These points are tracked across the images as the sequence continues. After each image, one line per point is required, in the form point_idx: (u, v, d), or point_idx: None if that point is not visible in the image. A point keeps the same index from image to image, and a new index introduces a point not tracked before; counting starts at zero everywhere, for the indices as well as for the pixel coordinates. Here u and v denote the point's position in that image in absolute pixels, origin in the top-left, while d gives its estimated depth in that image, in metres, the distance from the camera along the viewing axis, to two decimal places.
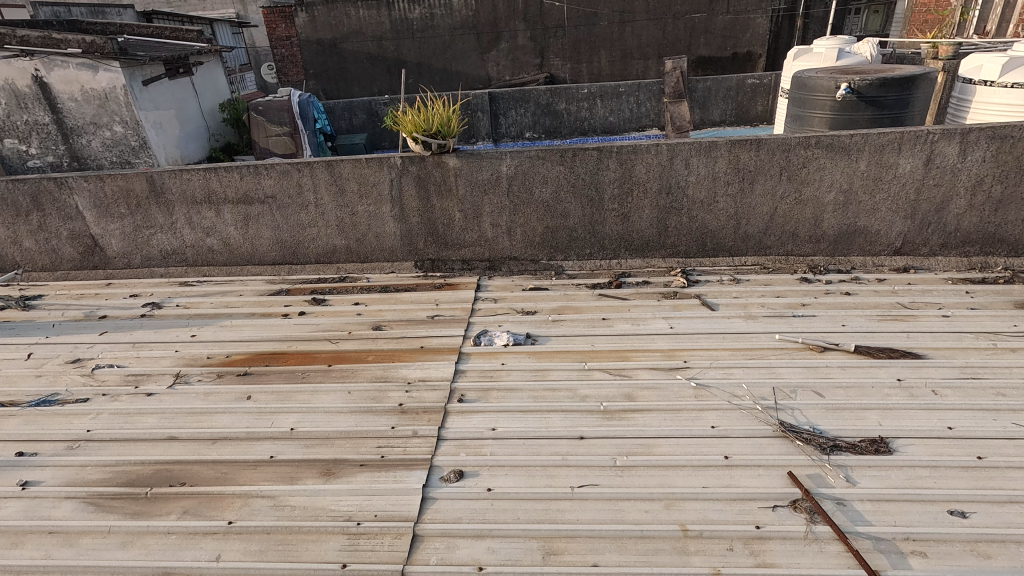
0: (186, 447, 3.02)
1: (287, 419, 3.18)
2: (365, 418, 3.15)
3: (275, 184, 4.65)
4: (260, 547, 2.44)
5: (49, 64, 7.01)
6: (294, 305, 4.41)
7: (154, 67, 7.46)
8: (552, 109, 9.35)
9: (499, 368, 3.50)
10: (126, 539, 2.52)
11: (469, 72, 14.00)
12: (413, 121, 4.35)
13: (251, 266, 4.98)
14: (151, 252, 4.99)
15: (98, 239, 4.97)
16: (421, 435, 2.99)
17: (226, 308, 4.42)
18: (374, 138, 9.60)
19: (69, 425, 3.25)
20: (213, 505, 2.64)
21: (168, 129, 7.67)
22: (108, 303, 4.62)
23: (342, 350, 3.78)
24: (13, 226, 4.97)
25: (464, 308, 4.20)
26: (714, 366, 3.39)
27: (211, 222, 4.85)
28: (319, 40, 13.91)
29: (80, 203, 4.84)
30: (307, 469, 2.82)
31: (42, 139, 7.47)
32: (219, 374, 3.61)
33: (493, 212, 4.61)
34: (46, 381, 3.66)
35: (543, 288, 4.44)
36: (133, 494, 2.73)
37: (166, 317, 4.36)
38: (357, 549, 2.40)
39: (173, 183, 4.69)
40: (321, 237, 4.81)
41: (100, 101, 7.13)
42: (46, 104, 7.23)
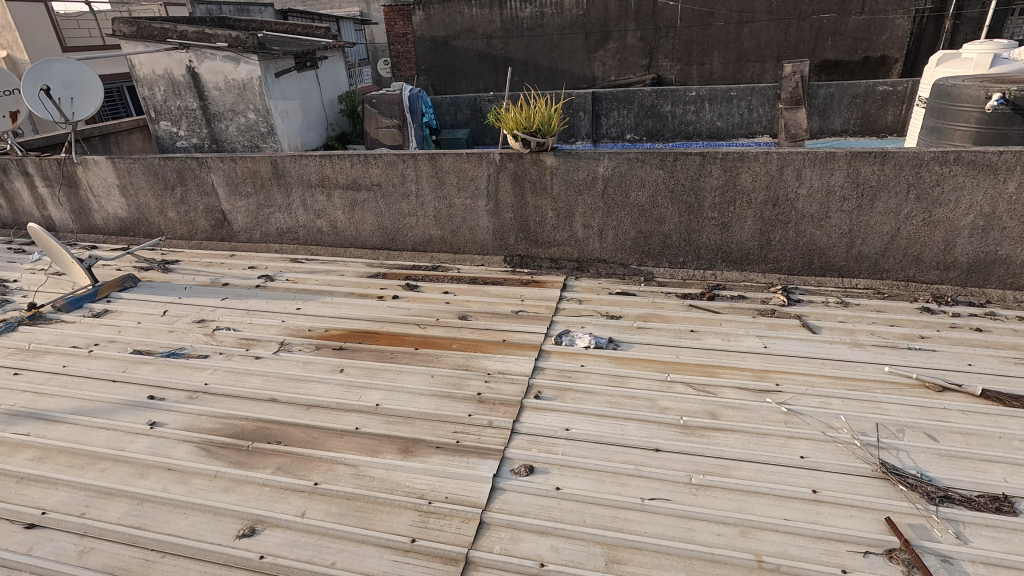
0: (285, 409, 3.31)
1: (374, 395, 3.38)
2: (445, 403, 3.27)
3: (381, 174, 4.92)
4: (339, 511, 2.61)
5: (200, 56, 7.83)
6: (389, 288, 4.67)
7: (286, 60, 8.16)
8: (656, 111, 9.10)
9: (578, 370, 3.49)
10: (229, 484, 2.80)
11: (575, 71, 13.97)
12: (515, 119, 4.42)
13: (354, 248, 5.32)
14: (269, 230, 5.48)
15: (227, 214, 5.53)
16: (496, 426, 3.06)
17: (329, 286, 4.76)
18: (476, 134, 9.96)
19: (191, 377, 3.66)
20: (304, 466, 2.87)
21: (292, 118, 8.38)
22: (230, 273, 5.14)
23: (430, 336, 3.94)
24: (161, 198, 5.65)
25: (549, 306, 4.23)
26: (810, 393, 3.16)
27: (322, 205, 5.23)
28: (433, 37, 14.50)
29: (215, 181, 5.40)
30: (387, 444, 2.98)
31: (190, 123, 8.36)
32: (318, 346, 3.91)
33: (586, 212, 4.58)
34: (176, 337, 4.14)
35: (630, 294, 4.36)
36: (237, 445, 3.04)
37: (277, 290, 4.77)
38: (426, 526, 2.51)
39: (293, 167, 5.12)
40: (419, 226, 5.04)
41: (239, 91, 7.89)
42: (195, 92, 8.09)
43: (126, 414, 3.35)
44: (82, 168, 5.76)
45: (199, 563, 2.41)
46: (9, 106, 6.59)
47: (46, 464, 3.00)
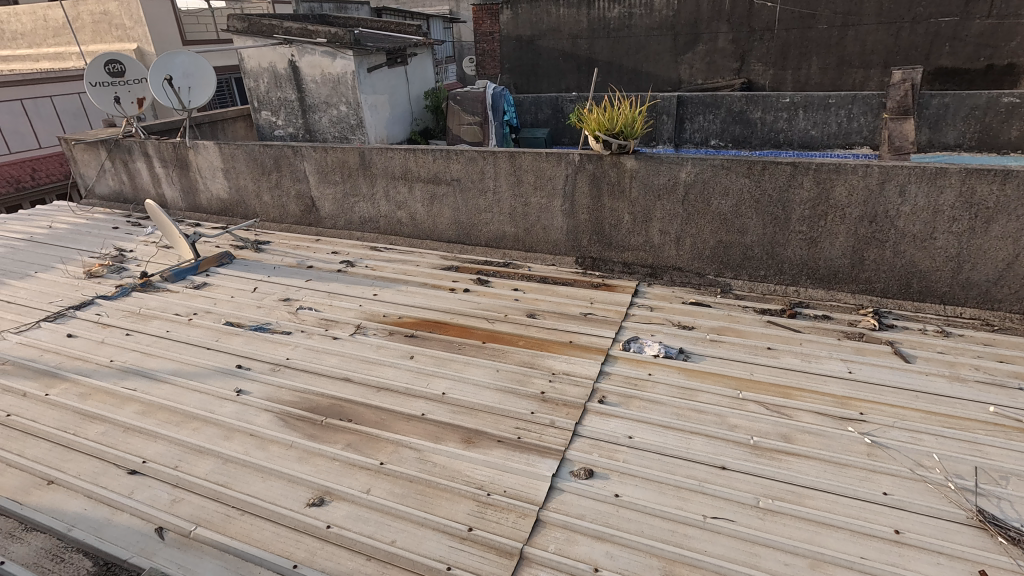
0: (357, 389, 3.47)
1: (441, 383, 3.47)
2: (508, 398, 3.31)
3: (461, 169, 5.03)
4: (402, 492, 2.71)
5: (302, 51, 8.30)
6: (461, 281, 4.78)
7: (379, 56, 8.51)
8: (745, 117, 8.73)
9: (645, 378, 3.42)
10: (303, 455, 2.98)
11: (660, 73, 13.65)
12: (598, 120, 4.37)
13: (430, 240, 5.49)
14: (353, 218, 5.76)
15: (315, 200, 5.85)
16: (558, 426, 3.06)
17: (404, 275, 4.94)
18: (555, 134, 9.98)
19: (275, 351, 3.92)
20: (371, 445, 3.00)
21: (380, 112, 8.75)
22: (315, 256, 5.45)
23: (497, 331, 4.00)
24: (259, 183, 6.07)
25: (618, 311, 4.17)
26: (898, 426, 2.93)
27: (403, 197, 5.42)
28: (519, 36, 14.63)
29: (307, 169, 5.73)
30: (451, 433, 3.06)
31: (287, 113, 8.89)
32: (390, 332, 4.07)
33: (664, 218, 4.47)
34: (264, 312, 4.45)
35: (705, 305, 4.23)
36: (313, 419, 3.23)
37: (356, 275, 5.00)
38: (483, 517, 2.55)
39: (379, 159, 5.34)
40: (494, 222, 5.12)
41: (333, 84, 8.31)
42: (294, 84, 8.58)
43: (217, 379, 3.64)
44: (193, 151, 6.28)
45: (273, 525, 2.58)
46: (137, 93, 7.28)
47: (148, 418, 3.31)
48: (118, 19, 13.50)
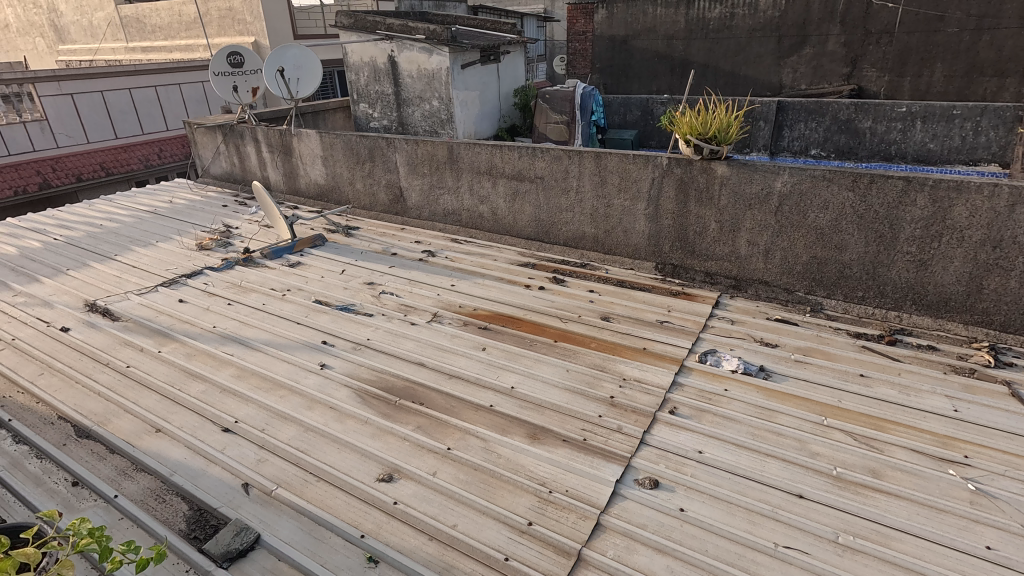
0: (430, 375, 3.59)
1: (510, 377, 3.51)
2: (577, 399, 3.29)
3: (545, 167, 5.05)
4: (466, 479, 2.78)
5: (401, 46, 8.62)
6: (537, 279, 4.81)
7: (473, 53, 8.71)
8: (852, 126, 8.13)
9: (721, 394, 3.29)
10: (376, 432, 3.12)
11: (760, 77, 12.99)
12: (690, 123, 4.22)
13: (510, 236, 5.57)
14: (437, 209, 5.94)
15: (403, 191, 6.09)
16: (625, 432, 3.02)
17: (482, 269, 5.04)
18: (642, 136, 9.79)
19: (357, 331, 4.13)
20: (440, 430, 3.10)
21: (470, 108, 8.95)
22: (399, 244, 5.68)
23: (570, 331, 3.99)
24: (353, 171, 6.41)
25: (697, 322, 4.04)
26: (1009, 476, 2.64)
27: (487, 192, 5.53)
28: (612, 36, 14.43)
29: (398, 160, 5.97)
30: (517, 427, 3.09)
31: (382, 106, 9.26)
32: (465, 323, 4.17)
33: (754, 229, 4.27)
34: (350, 294, 4.70)
35: (791, 323, 4.00)
36: (387, 399, 3.38)
37: (436, 265, 5.16)
38: (543, 513, 2.57)
39: (466, 154, 5.47)
40: (574, 222, 5.11)
41: (428, 80, 8.59)
42: (392, 78, 8.93)
43: (304, 353, 3.89)
44: (297, 139, 6.72)
45: (344, 494, 2.73)
46: (252, 83, 7.88)
47: (242, 382, 3.60)
48: (241, 15, 14.67)
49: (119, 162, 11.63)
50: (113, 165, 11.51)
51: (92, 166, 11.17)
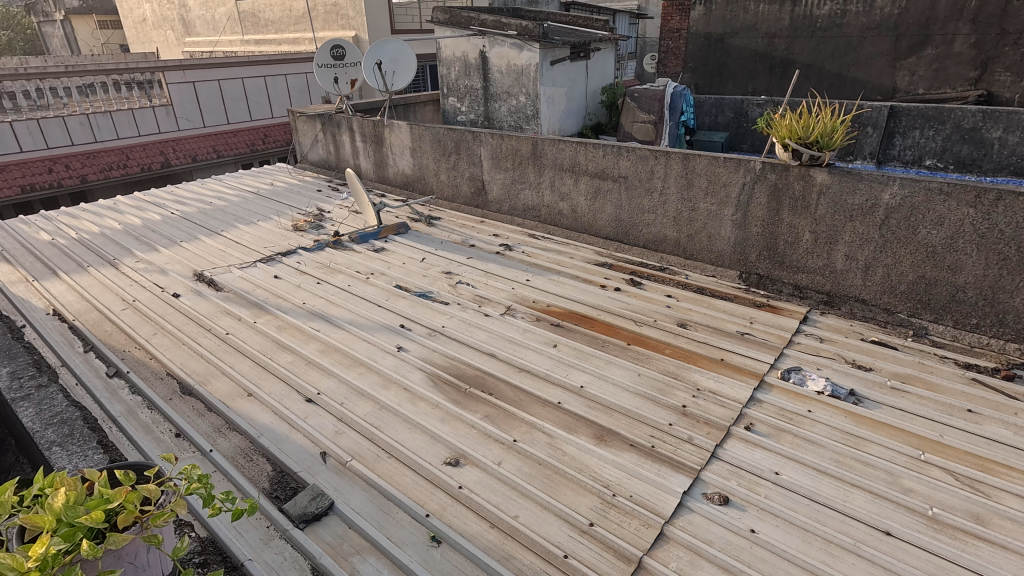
0: (500, 367, 3.64)
1: (580, 376, 3.49)
2: (647, 404, 3.22)
3: (630, 167, 4.95)
4: (530, 473, 2.80)
5: (493, 42, 8.75)
6: (613, 280, 4.74)
7: (563, 50, 8.68)
8: (977, 136, 7.36)
9: (803, 415, 3.11)
10: (445, 417, 3.21)
11: (871, 80, 12.03)
12: (789, 127, 4.01)
13: (588, 234, 5.52)
14: (517, 204, 6.00)
15: (486, 184, 6.19)
16: (696, 444, 2.92)
17: (557, 265, 5.04)
18: (734, 139, 9.36)
19: (433, 318, 4.26)
20: (507, 422, 3.14)
21: (556, 104, 8.94)
22: (478, 236, 5.79)
23: (644, 334, 3.91)
24: (439, 163, 6.59)
25: (781, 336, 3.83)
26: None
27: (568, 190, 5.51)
28: (708, 33, 13.89)
29: (483, 154, 6.07)
30: (584, 427, 3.08)
31: (470, 100, 9.44)
32: (538, 318, 4.19)
33: (853, 242, 3.98)
34: (428, 281, 4.85)
35: (890, 346, 3.70)
36: (458, 386, 3.47)
37: (513, 259, 5.21)
38: (606, 516, 2.54)
39: (550, 150, 5.47)
40: (656, 225, 4.99)
41: (517, 76, 8.66)
42: (481, 73, 9.08)
43: (382, 334, 4.07)
44: (389, 130, 7.00)
45: (413, 473, 2.84)
46: (352, 75, 8.30)
47: (325, 357, 3.82)
48: (344, 10, 15.45)
49: (229, 146, 12.63)
50: (224, 148, 12.52)
51: (206, 148, 12.22)
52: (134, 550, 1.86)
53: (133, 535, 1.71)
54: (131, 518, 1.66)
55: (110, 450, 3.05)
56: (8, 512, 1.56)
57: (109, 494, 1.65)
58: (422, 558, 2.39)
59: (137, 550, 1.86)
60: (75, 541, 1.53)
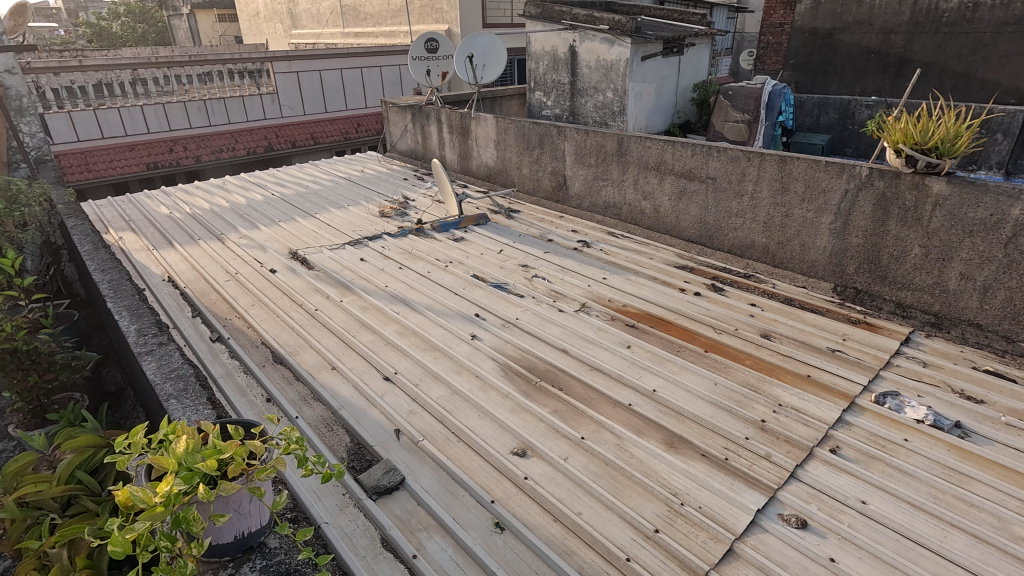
0: (572, 363, 3.64)
1: (653, 380, 3.42)
2: (723, 415, 3.10)
3: (720, 168, 4.76)
4: (596, 471, 2.78)
5: (584, 36, 8.66)
6: (694, 284, 4.59)
7: (656, 45, 8.46)
8: None
9: (898, 443, 2.88)
10: (514, 408, 3.25)
11: (1003, 81, 10.80)
12: (904, 131, 3.67)
13: (669, 236, 5.38)
14: (598, 201, 5.94)
15: (567, 179, 6.17)
16: (774, 461, 2.78)
17: (636, 265, 4.94)
18: (836, 142, 8.76)
19: (507, 309, 4.32)
20: (575, 419, 3.14)
21: (644, 101, 8.74)
22: (556, 231, 5.78)
23: (722, 342, 3.76)
24: (522, 156, 6.64)
25: (878, 356, 3.55)
26: None
27: (651, 188, 5.38)
28: (814, 29, 13.04)
29: (567, 149, 6.05)
30: (654, 431, 3.02)
31: (557, 95, 9.40)
32: (612, 317, 4.14)
33: (971, 261, 3.61)
34: (505, 273, 4.92)
35: (1007, 378, 3.33)
36: (528, 378, 3.50)
37: (590, 256, 5.17)
38: (672, 524, 2.48)
39: (636, 148, 5.36)
40: (743, 229, 4.78)
41: (606, 71, 8.53)
42: (570, 68, 9.01)
43: (458, 322, 4.17)
44: (475, 122, 7.13)
45: (481, 459, 2.90)
46: (443, 68, 8.51)
47: (403, 339, 3.98)
48: (439, 4, 15.85)
49: (325, 133, 13.36)
50: (320, 135, 13.25)
51: (305, 135, 12.99)
52: (238, 497, 2.06)
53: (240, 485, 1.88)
54: (239, 470, 1.82)
55: (220, 406, 3.27)
56: (140, 451, 1.75)
57: (222, 446, 1.80)
58: (485, 543, 2.44)
59: (241, 498, 2.06)
60: (192, 484, 1.70)
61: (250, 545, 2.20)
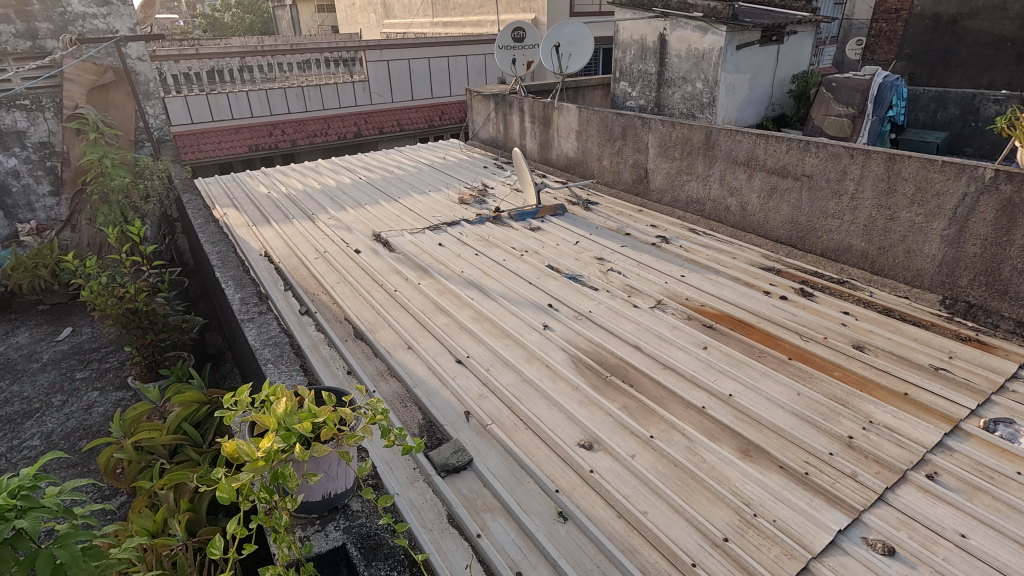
0: (644, 360, 3.57)
1: (730, 384, 3.28)
2: (805, 427, 2.94)
3: (817, 165, 4.46)
4: (664, 472, 2.72)
5: (675, 24, 8.34)
6: (780, 287, 4.35)
7: (753, 33, 8.05)
8: None
9: (1008, 476, 2.61)
10: (582, 401, 3.24)
11: None
12: None
13: (756, 235, 5.13)
14: (681, 196, 5.75)
15: (649, 172, 6.01)
16: (860, 481, 2.60)
17: (717, 264, 4.75)
18: (955, 140, 7.97)
19: (581, 301, 4.30)
20: (645, 417, 3.08)
21: (736, 93, 8.34)
22: (634, 225, 5.66)
23: (809, 350, 3.55)
24: (603, 148, 6.54)
25: (989, 379, 3.22)
26: None
27: (739, 185, 5.14)
28: (936, 15, 11.82)
29: (650, 141, 5.89)
30: (728, 437, 2.91)
31: (643, 85, 9.14)
32: (689, 317, 4.01)
33: None
34: (580, 265, 4.88)
35: None
36: (599, 372, 3.48)
37: (669, 253, 5.02)
38: (742, 534, 2.39)
39: (725, 141, 5.12)
40: (840, 231, 4.47)
41: (697, 60, 8.20)
42: (658, 57, 8.73)
43: (530, 311, 4.20)
44: (558, 112, 7.10)
45: (548, 448, 2.92)
46: (529, 57, 8.52)
47: (477, 324, 4.06)
48: None
49: (411, 121, 13.79)
50: (406, 122, 13.70)
51: (391, 122, 13.48)
52: (328, 460, 2.20)
53: (331, 448, 2.00)
54: (331, 434, 1.94)
55: (311, 373, 3.47)
56: (245, 409, 1.90)
57: (316, 410, 1.92)
58: (547, 530, 2.47)
59: (331, 461, 2.20)
60: (291, 444, 1.82)
61: (335, 506, 2.35)
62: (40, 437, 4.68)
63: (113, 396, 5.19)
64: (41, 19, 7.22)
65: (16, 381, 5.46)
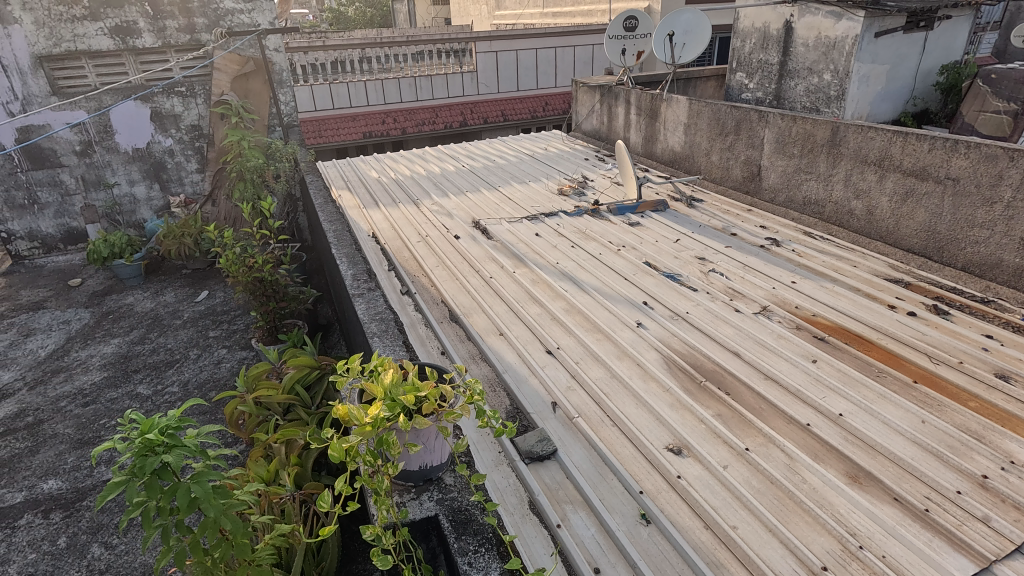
0: (743, 368, 3.38)
1: (840, 403, 3.02)
2: (928, 458, 2.64)
3: (966, 167, 3.95)
4: (758, 487, 2.57)
5: (803, 11, 7.65)
6: (908, 301, 3.92)
7: (896, 18, 7.27)
8: None
9: None
10: (674, 403, 3.13)
11: None
12: None
13: (882, 242, 4.67)
14: (797, 196, 5.36)
15: (762, 169, 5.65)
16: (992, 526, 2.31)
17: (834, 272, 4.38)
18: None
19: (678, 301, 4.15)
20: (742, 428, 2.92)
21: (871, 85, 7.60)
22: (741, 225, 5.35)
23: (938, 374, 3.18)
24: (713, 142, 6.23)
25: None
26: None
27: (867, 186, 4.69)
28: None
29: (766, 136, 5.52)
30: (834, 459, 2.69)
31: (762, 76, 8.50)
32: (798, 326, 3.74)
33: None
34: (679, 264, 4.70)
35: None
36: (693, 375, 3.34)
37: (779, 256, 4.70)
38: (845, 566, 2.21)
39: (853, 138, 4.68)
40: (989, 243, 3.94)
41: (826, 49, 7.54)
42: (782, 46, 8.09)
43: (624, 307, 4.12)
44: (666, 104, 6.84)
45: (633, 448, 2.86)
46: (639, 47, 8.26)
47: (569, 316, 4.06)
48: None
49: (515, 111, 13.93)
50: (510, 113, 13.87)
51: (496, 112, 13.71)
52: (427, 433, 2.31)
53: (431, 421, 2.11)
54: (432, 408, 2.05)
55: (411, 349, 3.65)
56: (356, 375, 2.04)
57: (420, 385, 2.02)
58: (628, 531, 2.42)
59: (430, 434, 2.32)
60: (395, 414, 1.95)
61: (429, 477, 2.47)
62: (179, 384, 5.34)
63: (238, 355, 5.80)
64: (198, 15, 8.14)
65: (162, 334, 6.26)
